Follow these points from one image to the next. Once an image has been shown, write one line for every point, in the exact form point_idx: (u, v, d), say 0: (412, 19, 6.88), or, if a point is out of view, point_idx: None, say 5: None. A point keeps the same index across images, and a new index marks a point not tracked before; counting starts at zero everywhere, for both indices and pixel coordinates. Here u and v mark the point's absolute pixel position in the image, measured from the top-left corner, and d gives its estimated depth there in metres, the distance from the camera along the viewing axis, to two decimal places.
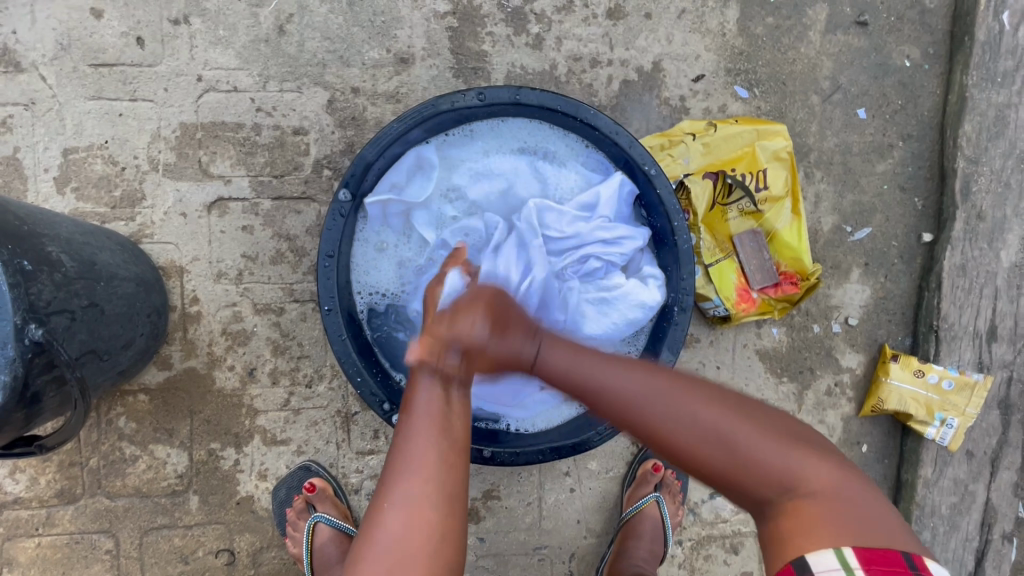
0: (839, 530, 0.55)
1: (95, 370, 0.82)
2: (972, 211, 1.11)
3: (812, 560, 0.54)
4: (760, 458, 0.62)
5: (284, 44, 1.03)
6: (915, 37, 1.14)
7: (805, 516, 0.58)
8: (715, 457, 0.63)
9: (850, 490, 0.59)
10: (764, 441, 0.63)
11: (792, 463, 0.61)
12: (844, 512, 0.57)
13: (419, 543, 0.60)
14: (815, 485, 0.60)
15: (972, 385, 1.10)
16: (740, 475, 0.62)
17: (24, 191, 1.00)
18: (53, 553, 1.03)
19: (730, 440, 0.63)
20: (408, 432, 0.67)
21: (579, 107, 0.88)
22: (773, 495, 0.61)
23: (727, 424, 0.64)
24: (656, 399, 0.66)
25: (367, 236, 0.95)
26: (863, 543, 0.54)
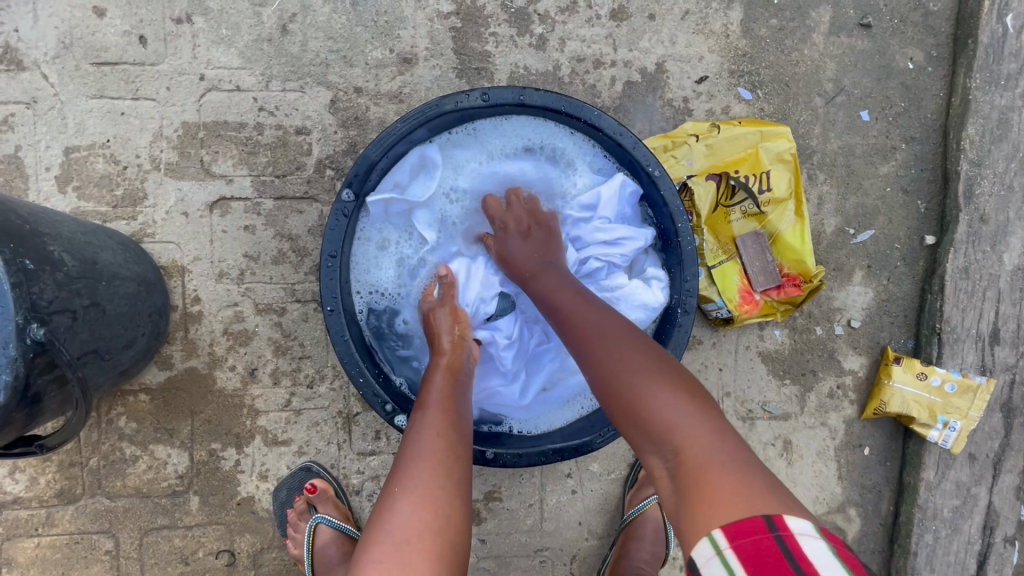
0: (723, 497, 0.53)
1: (97, 370, 0.82)
2: (974, 214, 1.11)
3: (695, 551, 0.52)
4: (664, 405, 0.60)
5: (288, 44, 1.03)
6: (918, 39, 1.14)
7: (696, 477, 0.55)
8: (628, 409, 0.62)
9: (742, 459, 0.56)
10: (671, 395, 0.61)
11: (694, 418, 0.59)
12: (732, 475, 0.54)
13: (424, 527, 0.60)
14: (710, 444, 0.57)
15: (974, 388, 1.10)
16: (645, 428, 0.61)
17: (25, 190, 1.00)
18: (52, 553, 1.02)
19: (641, 388, 0.62)
20: (421, 420, 0.70)
21: (583, 108, 0.88)
22: (670, 450, 0.58)
23: (646, 375, 0.63)
24: (597, 346, 0.68)
25: (370, 235, 0.94)
26: (737, 514, 0.51)
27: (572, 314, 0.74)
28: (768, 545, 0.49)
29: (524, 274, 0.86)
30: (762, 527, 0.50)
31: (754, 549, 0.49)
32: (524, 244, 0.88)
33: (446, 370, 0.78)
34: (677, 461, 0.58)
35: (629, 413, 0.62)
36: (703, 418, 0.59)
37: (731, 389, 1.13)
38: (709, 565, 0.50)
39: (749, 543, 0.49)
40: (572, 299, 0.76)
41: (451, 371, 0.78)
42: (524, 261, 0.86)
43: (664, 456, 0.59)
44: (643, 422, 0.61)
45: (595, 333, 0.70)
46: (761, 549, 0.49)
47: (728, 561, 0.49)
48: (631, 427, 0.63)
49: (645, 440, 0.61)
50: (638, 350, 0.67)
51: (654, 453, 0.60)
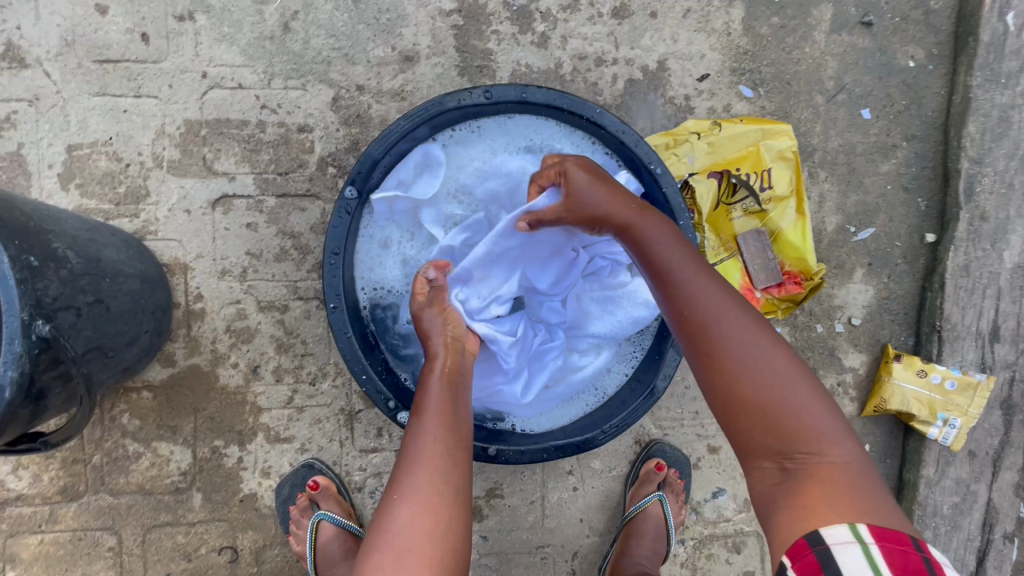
0: (860, 506, 0.55)
1: (100, 367, 0.82)
2: (975, 212, 1.11)
3: (825, 534, 0.53)
4: (805, 405, 0.60)
5: (290, 41, 1.03)
6: (919, 37, 1.14)
7: (834, 484, 0.57)
8: (761, 402, 0.60)
9: (870, 470, 0.59)
10: (811, 397, 0.61)
11: (830, 424, 0.60)
12: (869, 488, 0.57)
13: (425, 538, 0.60)
14: (842, 455, 0.59)
15: (974, 385, 1.11)
16: (775, 424, 0.60)
17: (27, 187, 1.00)
18: (55, 550, 1.03)
19: (786, 387, 0.61)
20: (419, 425, 0.69)
21: (585, 106, 0.88)
22: (801, 450, 0.59)
23: (786, 371, 0.61)
24: (726, 327, 0.63)
25: (372, 232, 0.94)
26: (879, 521, 0.54)
27: (689, 282, 0.66)
28: (914, 559, 0.51)
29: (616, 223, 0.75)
30: (908, 542, 0.52)
31: (901, 558, 0.51)
32: (613, 193, 0.76)
33: (444, 372, 0.76)
34: (807, 461, 0.59)
35: (761, 405, 0.60)
36: (840, 427, 0.60)
37: None
38: (849, 552, 0.51)
39: (897, 551, 0.51)
40: (687, 263, 0.68)
41: (449, 372, 0.77)
42: (617, 208, 0.75)
43: (786, 454, 0.59)
44: (774, 417, 0.60)
45: (722, 309, 0.64)
46: (908, 559, 0.51)
47: (874, 556, 0.51)
48: (748, 418, 0.61)
49: (769, 433, 0.60)
50: (771, 338, 0.63)
51: (773, 447, 0.60)
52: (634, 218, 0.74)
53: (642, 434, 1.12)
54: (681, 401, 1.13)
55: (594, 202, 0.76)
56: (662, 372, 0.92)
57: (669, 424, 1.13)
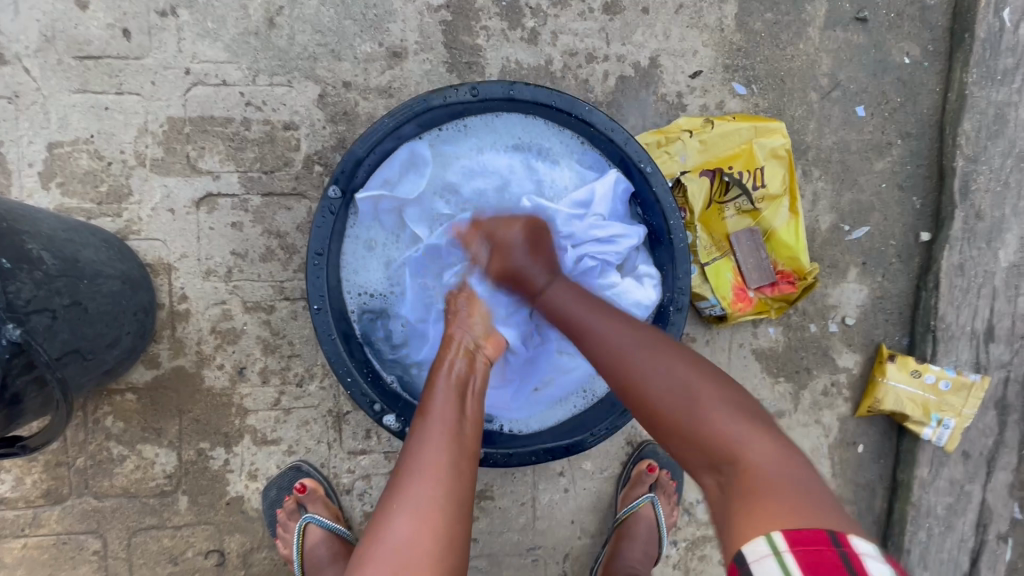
0: (782, 501, 0.52)
1: (78, 370, 0.81)
2: (970, 210, 1.10)
3: (746, 550, 0.49)
4: (718, 419, 0.60)
5: (275, 37, 1.01)
6: (915, 33, 1.13)
7: (756, 480, 0.55)
8: (680, 421, 0.62)
9: (799, 466, 0.56)
10: (727, 409, 0.62)
11: (747, 433, 0.59)
12: (793, 484, 0.54)
13: (424, 552, 0.58)
14: (765, 457, 0.57)
15: (968, 386, 1.10)
16: (693, 442, 0.61)
17: (7, 186, 0.98)
18: (39, 554, 1.01)
19: (698, 403, 0.62)
20: (423, 430, 0.69)
21: (574, 103, 0.86)
22: (724, 461, 0.59)
23: (693, 382, 0.64)
24: (636, 360, 0.67)
25: (358, 233, 0.93)
26: (797, 520, 0.50)
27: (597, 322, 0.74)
28: (829, 557, 0.46)
29: (530, 285, 0.84)
30: (825, 540, 0.48)
31: (815, 559, 0.46)
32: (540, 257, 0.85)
33: (453, 374, 0.76)
34: (732, 468, 0.58)
35: (674, 424, 0.63)
36: (761, 436, 0.59)
37: None
38: (764, 566, 0.47)
39: (812, 552, 0.47)
40: (596, 312, 0.76)
41: (457, 374, 0.77)
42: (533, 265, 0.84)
43: (716, 467, 0.59)
44: (689, 433, 0.61)
45: (629, 346, 0.69)
46: (822, 561, 0.46)
47: (786, 563, 0.47)
48: (673, 434, 0.63)
49: (691, 449, 0.61)
50: (686, 362, 0.66)
51: (702, 461, 0.61)
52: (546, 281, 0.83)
53: (634, 434, 1.11)
54: None
55: (523, 265, 0.84)
56: None
57: None
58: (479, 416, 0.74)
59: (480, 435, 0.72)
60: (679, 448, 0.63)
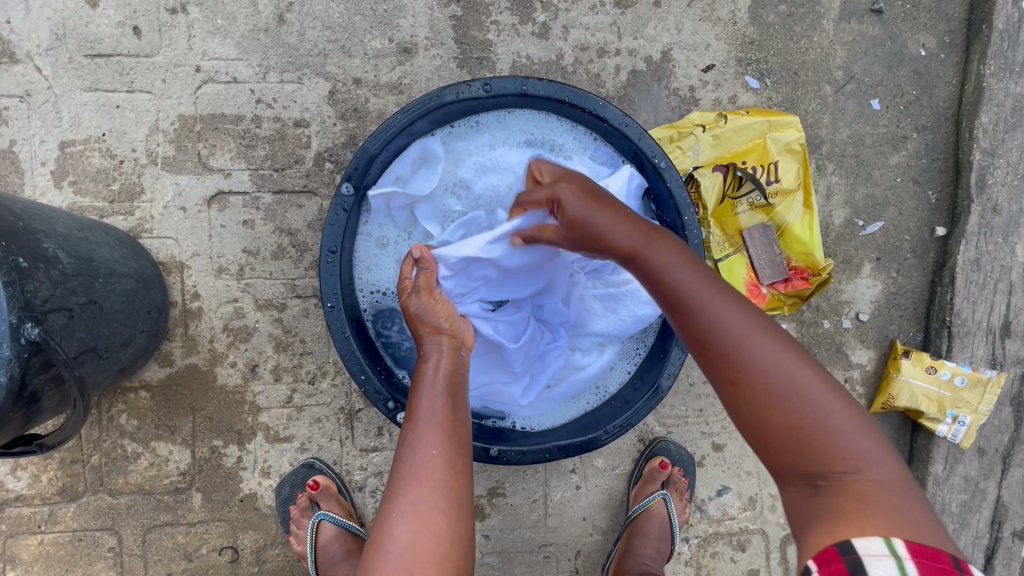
0: (898, 523, 0.49)
1: (95, 368, 0.81)
2: (987, 204, 1.09)
3: (858, 544, 0.48)
4: (840, 428, 0.54)
5: (284, 34, 1.01)
6: (931, 25, 1.11)
7: (868, 499, 0.52)
8: (788, 421, 0.55)
9: (910, 495, 0.53)
10: (850, 417, 0.55)
11: (866, 445, 0.54)
12: (901, 507, 0.51)
13: (428, 551, 0.59)
14: (882, 476, 0.53)
15: (985, 382, 1.09)
16: (804, 450, 0.54)
17: (20, 185, 0.99)
18: (55, 551, 1.02)
19: (818, 408, 0.55)
20: (414, 434, 0.66)
21: (587, 98, 0.86)
22: (831, 472, 0.54)
23: (813, 390, 0.56)
24: (756, 359, 0.57)
25: (370, 229, 0.93)
26: (916, 537, 0.48)
27: (709, 303, 0.61)
28: None
29: (620, 251, 0.70)
30: (947, 560, 0.47)
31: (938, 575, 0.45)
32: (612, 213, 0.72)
33: (440, 375, 0.73)
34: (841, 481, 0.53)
35: (787, 430, 0.55)
36: (877, 445, 0.55)
37: None
38: (882, 565, 0.46)
39: (936, 568, 0.46)
40: (707, 287, 0.62)
41: (444, 376, 0.74)
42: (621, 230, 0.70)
43: (816, 475, 0.54)
44: (807, 442, 0.54)
45: (745, 330, 0.59)
46: None
47: (909, 571, 0.46)
48: (777, 436, 0.56)
49: (799, 455, 0.55)
50: (805, 363, 0.58)
51: (802, 467, 0.55)
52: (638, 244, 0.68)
53: (646, 431, 1.11)
54: (685, 398, 1.11)
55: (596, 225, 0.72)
56: (667, 370, 0.89)
57: (674, 422, 1.11)
58: (465, 408, 0.72)
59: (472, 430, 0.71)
60: (774, 449, 0.56)
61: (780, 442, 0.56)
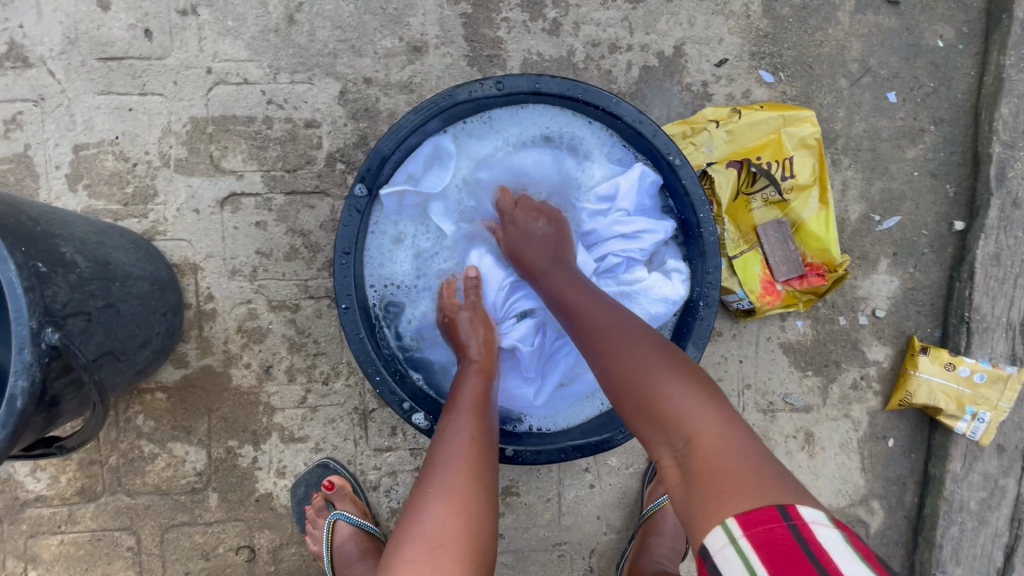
0: (736, 487, 0.52)
1: (113, 371, 0.82)
2: (1007, 198, 1.07)
3: (708, 541, 0.51)
4: (671, 397, 0.60)
5: (295, 34, 1.01)
6: (949, 15, 1.09)
7: (709, 467, 0.55)
8: (636, 399, 0.62)
9: (750, 447, 0.56)
10: (683, 386, 0.61)
11: (695, 405, 0.59)
12: (738, 467, 0.54)
13: (458, 527, 0.59)
14: (717, 434, 0.57)
15: (1005, 378, 1.07)
16: (655, 424, 0.60)
17: (36, 189, 0.99)
18: (75, 550, 1.03)
19: (658, 380, 0.61)
20: (451, 423, 0.71)
21: (601, 95, 0.85)
22: (677, 440, 0.58)
23: (650, 364, 0.63)
24: (613, 350, 0.66)
25: (383, 227, 0.92)
26: (749, 502, 0.51)
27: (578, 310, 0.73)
28: (781, 535, 0.49)
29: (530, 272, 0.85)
30: (775, 517, 0.50)
31: (768, 538, 0.49)
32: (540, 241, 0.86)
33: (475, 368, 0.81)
34: (688, 451, 0.57)
35: (640, 404, 0.61)
36: (706, 406, 0.59)
37: (752, 380, 1.11)
38: (725, 558, 0.49)
39: (764, 533, 0.49)
40: (575, 296, 0.76)
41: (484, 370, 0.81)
42: (537, 256, 0.84)
43: (672, 447, 0.59)
44: (651, 416, 0.61)
45: (602, 327, 0.69)
46: (776, 538, 0.49)
47: (745, 552, 0.49)
48: (640, 418, 0.62)
49: (653, 430, 0.61)
50: (642, 341, 0.66)
51: (663, 443, 0.60)
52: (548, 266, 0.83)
53: None
54: None
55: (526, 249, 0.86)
56: None
57: None
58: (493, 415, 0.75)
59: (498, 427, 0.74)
60: (643, 430, 0.62)
61: (639, 420, 0.62)
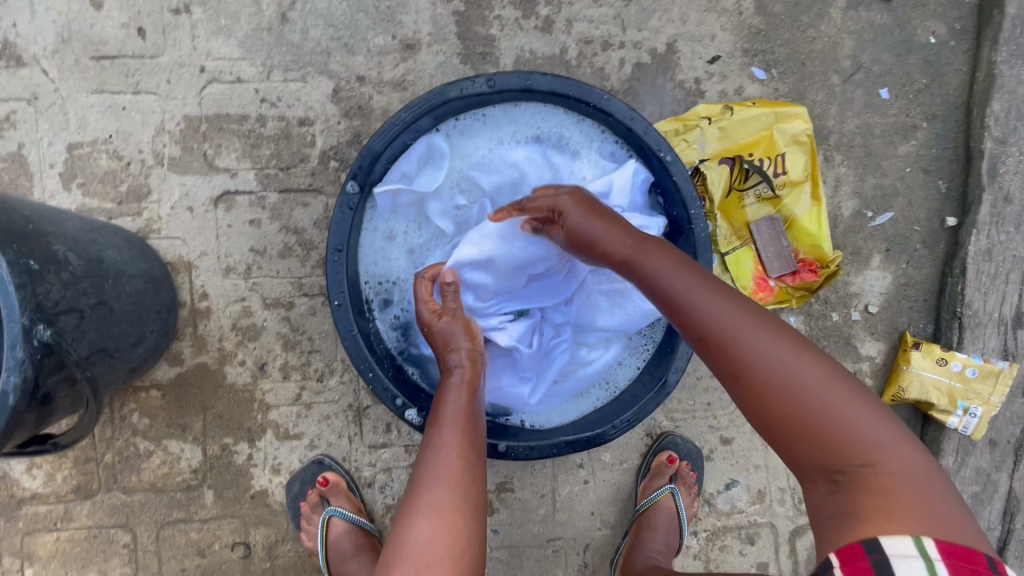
0: (932, 523, 0.52)
1: (106, 369, 0.82)
2: (999, 193, 1.07)
3: (886, 542, 0.50)
4: (856, 424, 0.56)
5: (288, 33, 1.01)
6: (941, 12, 1.09)
7: (898, 500, 0.53)
8: (798, 417, 0.57)
9: (935, 482, 0.55)
10: (857, 405, 0.57)
11: (885, 434, 0.56)
12: (924, 493, 0.54)
13: (446, 550, 0.59)
14: (904, 467, 0.55)
15: (996, 373, 1.08)
16: (814, 443, 0.57)
17: (30, 188, 0.99)
18: (71, 547, 1.04)
19: (834, 403, 0.57)
20: (436, 437, 0.68)
21: (592, 92, 0.85)
22: (852, 464, 0.56)
23: (821, 382, 0.58)
24: (759, 355, 0.59)
25: (376, 225, 0.93)
26: (950, 537, 0.51)
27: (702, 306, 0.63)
28: None
29: (614, 258, 0.73)
30: (981, 561, 0.50)
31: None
32: (606, 223, 0.74)
33: (462, 381, 0.76)
34: (861, 475, 0.55)
35: (803, 422, 0.57)
36: (894, 434, 0.56)
37: None
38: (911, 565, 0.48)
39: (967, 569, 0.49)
40: (699, 287, 0.65)
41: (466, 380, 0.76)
42: (614, 240, 0.73)
43: (838, 470, 0.56)
44: (818, 437, 0.57)
45: (746, 329, 0.61)
46: None
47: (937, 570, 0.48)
48: (794, 436, 0.58)
49: (813, 449, 0.57)
50: (807, 352, 0.60)
51: (821, 462, 0.57)
52: (632, 249, 0.71)
53: (653, 426, 1.11)
54: (693, 392, 1.12)
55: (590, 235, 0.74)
56: (673, 364, 0.89)
57: (681, 416, 1.11)
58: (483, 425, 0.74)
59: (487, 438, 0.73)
60: (793, 446, 0.58)
61: (790, 434, 0.58)
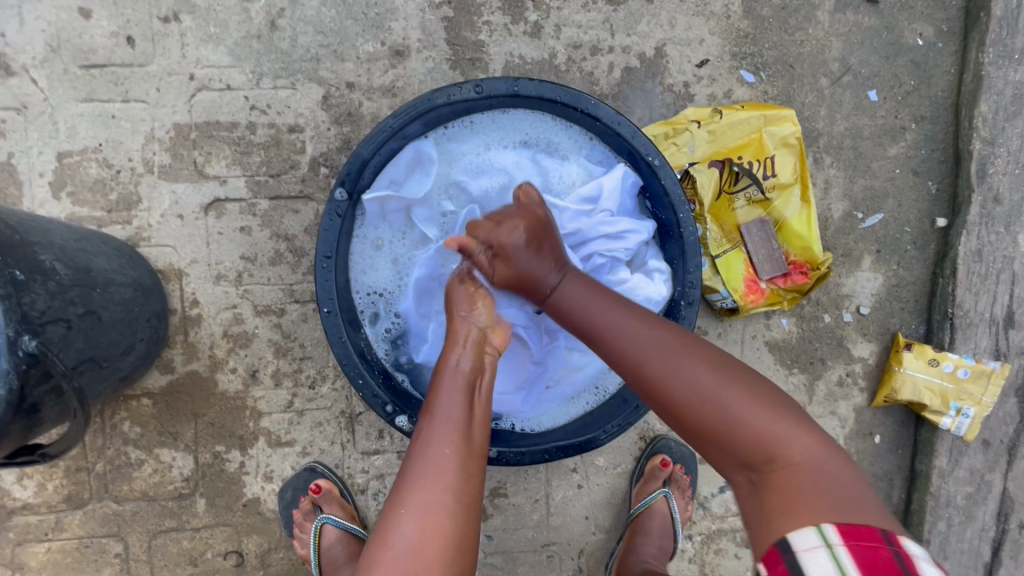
0: (825, 502, 0.52)
1: (94, 378, 0.82)
2: (988, 194, 1.08)
3: (794, 537, 0.50)
4: (752, 423, 0.59)
5: (277, 40, 1.01)
6: (928, 14, 1.10)
7: (794, 485, 0.55)
8: (708, 424, 0.61)
9: (838, 465, 0.56)
10: (752, 405, 0.61)
11: (783, 428, 0.59)
12: (829, 486, 0.54)
13: (435, 556, 0.58)
14: (804, 455, 0.57)
15: (988, 373, 1.08)
16: (725, 443, 0.60)
17: (19, 197, 0.99)
18: (63, 558, 1.03)
19: (733, 407, 0.60)
20: (430, 431, 0.66)
21: (580, 97, 0.85)
22: (755, 460, 0.59)
23: (721, 387, 0.62)
24: (657, 365, 0.65)
25: (366, 232, 0.93)
26: (850, 518, 0.50)
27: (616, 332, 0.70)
28: (884, 556, 0.47)
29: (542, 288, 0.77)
30: (877, 538, 0.48)
31: (869, 555, 0.47)
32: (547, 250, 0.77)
33: (460, 370, 0.72)
34: (767, 469, 0.58)
35: (709, 428, 0.61)
36: (793, 428, 0.59)
37: None
38: (815, 557, 0.48)
39: (867, 549, 0.47)
40: (609, 313, 0.71)
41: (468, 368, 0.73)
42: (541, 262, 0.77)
43: (747, 466, 0.59)
44: (723, 439, 0.60)
45: (655, 354, 0.66)
46: (877, 557, 0.47)
47: (841, 559, 0.47)
48: (710, 441, 0.62)
49: (723, 451, 0.61)
50: (708, 363, 0.64)
51: (734, 460, 0.60)
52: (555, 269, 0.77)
53: (647, 429, 1.11)
54: None
55: (528, 267, 0.77)
56: None
57: None
58: (486, 420, 0.70)
59: (489, 435, 0.69)
60: (709, 447, 0.62)
61: (705, 440, 0.62)
